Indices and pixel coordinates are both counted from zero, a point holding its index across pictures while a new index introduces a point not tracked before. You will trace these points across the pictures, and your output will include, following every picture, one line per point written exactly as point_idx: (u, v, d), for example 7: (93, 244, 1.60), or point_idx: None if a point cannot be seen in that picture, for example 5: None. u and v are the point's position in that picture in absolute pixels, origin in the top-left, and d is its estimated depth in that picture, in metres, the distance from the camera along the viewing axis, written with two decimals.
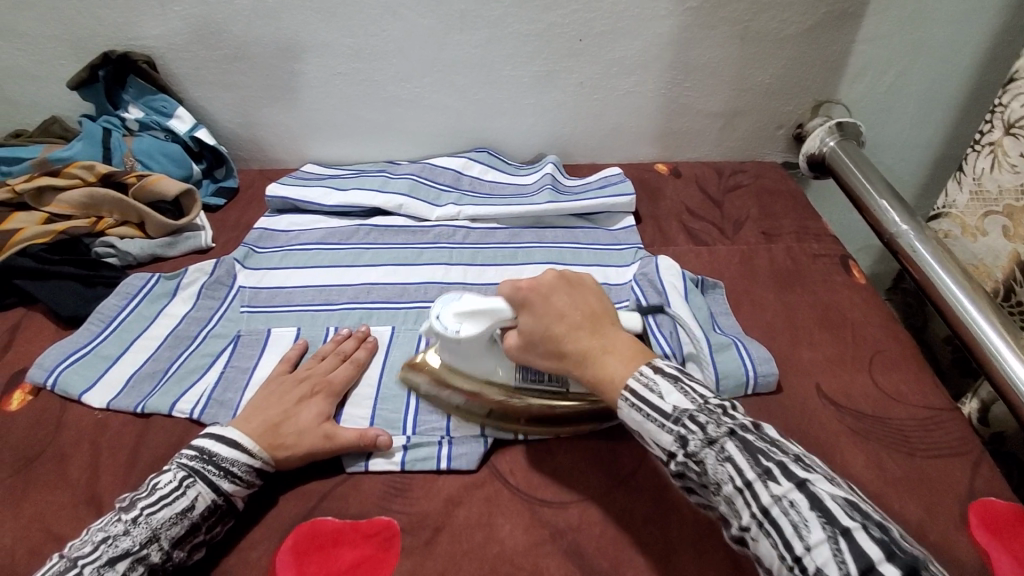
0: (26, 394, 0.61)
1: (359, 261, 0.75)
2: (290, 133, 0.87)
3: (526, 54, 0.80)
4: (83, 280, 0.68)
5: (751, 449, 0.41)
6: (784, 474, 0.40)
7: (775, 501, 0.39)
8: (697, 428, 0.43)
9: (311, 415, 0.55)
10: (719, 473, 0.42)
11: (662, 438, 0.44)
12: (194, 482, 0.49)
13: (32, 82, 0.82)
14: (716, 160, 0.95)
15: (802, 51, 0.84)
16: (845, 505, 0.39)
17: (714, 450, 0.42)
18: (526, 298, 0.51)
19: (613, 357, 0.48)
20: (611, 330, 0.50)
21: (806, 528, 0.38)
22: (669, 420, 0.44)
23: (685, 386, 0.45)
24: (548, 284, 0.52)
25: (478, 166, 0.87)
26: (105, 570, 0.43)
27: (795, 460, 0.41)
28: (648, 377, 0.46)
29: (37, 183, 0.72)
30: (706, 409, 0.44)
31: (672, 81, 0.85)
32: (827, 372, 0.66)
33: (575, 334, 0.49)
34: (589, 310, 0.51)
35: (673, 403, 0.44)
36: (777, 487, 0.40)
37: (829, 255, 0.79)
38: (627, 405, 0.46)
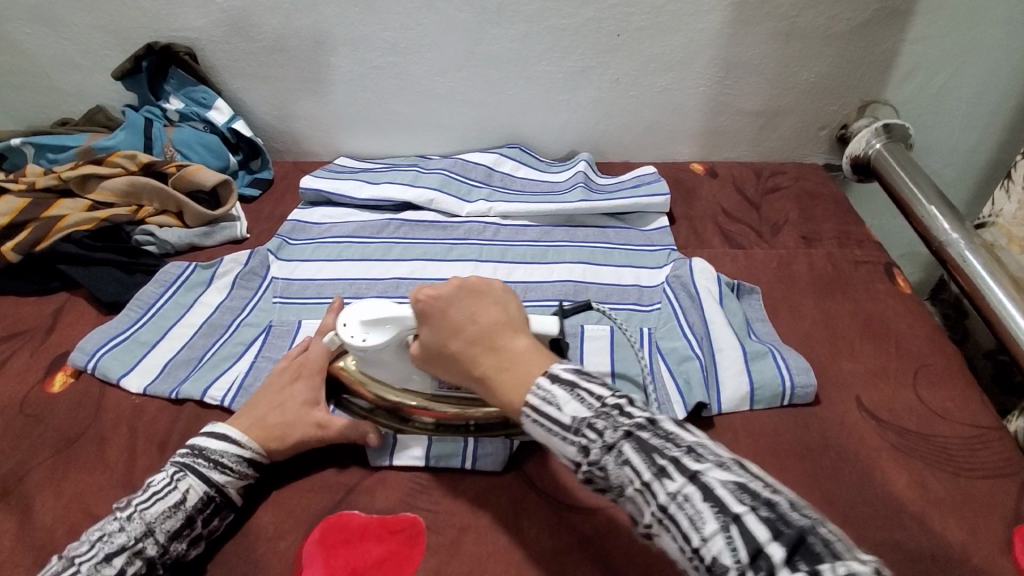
0: (69, 376, 0.62)
1: (389, 255, 0.75)
2: (324, 126, 0.87)
3: (562, 50, 0.79)
4: (124, 267, 0.70)
5: (645, 448, 0.39)
6: (676, 467, 0.38)
7: (671, 499, 0.37)
8: (594, 435, 0.41)
9: (297, 403, 0.55)
10: (620, 478, 0.40)
11: (566, 450, 0.42)
12: (184, 476, 0.50)
13: (78, 72, 0.84)
14: (754, 160, 0.92)
15: (850, 48, 0.81)
16: (737, 491, 0.36)
17: (612, 454, 0.40)
18: (425, 314, 0.49)
19: (511, 372, 0.46)
20: (511, 343, 0.47)
21: (701, 520, 0.36)
22: (569, 431, 0.42)
23: (580, 392, 0.42)
24: (447, 296, 0.49)
25: (510, 162, 0.86)
26: (103, 566, 0.44)
27: (687, 451, 0.39)
28: (544, 391, 0.43)
29: (81, 171, 0.74)
30: (604, 412, 0.41)
31: (711, 79, 0.83)
32: (868, 386, 0.63)
33: (472, 352, 0.47)
34: (489, 322, 0.48)
35: (570, 413, 0.42)
36: (671, 483, 0.37)
37: (872, 262, 0.76)
38: (529, 420, 0.44)
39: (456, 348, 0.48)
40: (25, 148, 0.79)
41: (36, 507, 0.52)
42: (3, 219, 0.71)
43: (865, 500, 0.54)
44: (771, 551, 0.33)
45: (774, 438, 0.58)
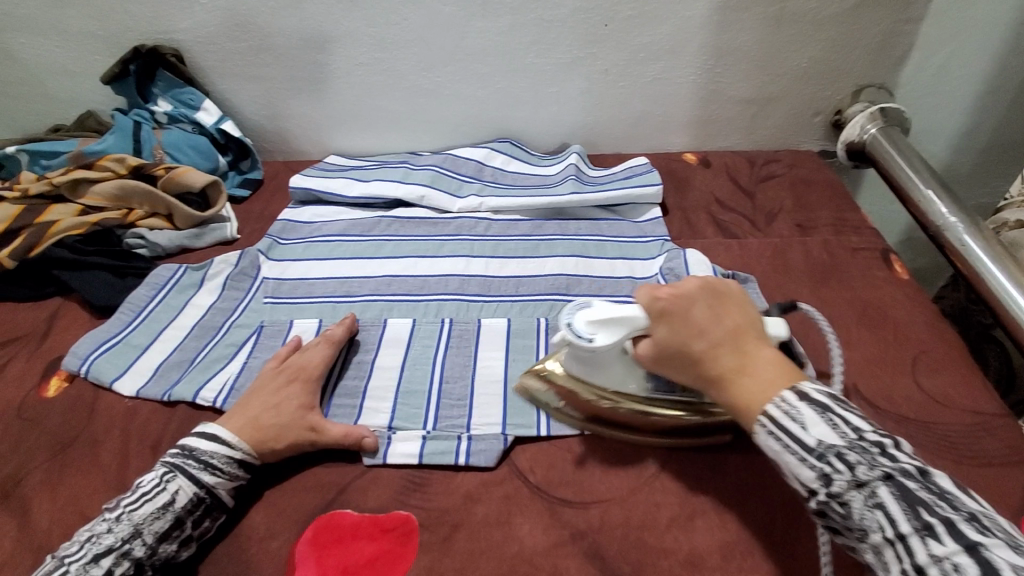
0: (63, 380, 0.63)
1: (380, 253, 0.75)
2: (314, 125, 0.87)
3: (550, 41, 0.78)
4: (115, 271, 0.70)
5: (911, 499, 0.36)
6: (952, 530, 0.35)
7: (933, 562, 0.34)
8: (844, 467, 0.38)
9: (292, 407, 0.55)
10: (866, 521, 0.37)
11: (801, 473, 0.40)
12: (174, 477, 0.50)
13: (67, 77, 0.84)
14: (749, 149, 0.91)
15: (843, 32, 0.79)
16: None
17: (862, 493, 0.38)
18: (664, 313, 0.47)
19: (750, 379, 0.43)
20: (758, 348, 0.45)
21: None
22: (811, 455, 0.39)
23: (835, 417, 0.40)
24: (684, 295, 0.47)
25: (501, 156, 0.85)
26: (90, 566, 0.45)
27: (966, 517, 0.35)
28: (789, 406, 0.41)
29: (72, 175, 0.74)
30: (858, 446, 0.39)
31: (702, 67, 0.82)
32: (867, 374, 0.62)
33: (722, 352, 0.45)
34: (727, 322, 0.46)
35: (818, 436, 0.40)
36: (939, 546, 0.35)
37: (869, 248, 0.75)
38: (764, 434, 0.42)
39: (705, 348, 0.45)
40: (19, 156, 0.80)
41: (32, 511, 0.52)
42: None
43: None
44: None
45: None
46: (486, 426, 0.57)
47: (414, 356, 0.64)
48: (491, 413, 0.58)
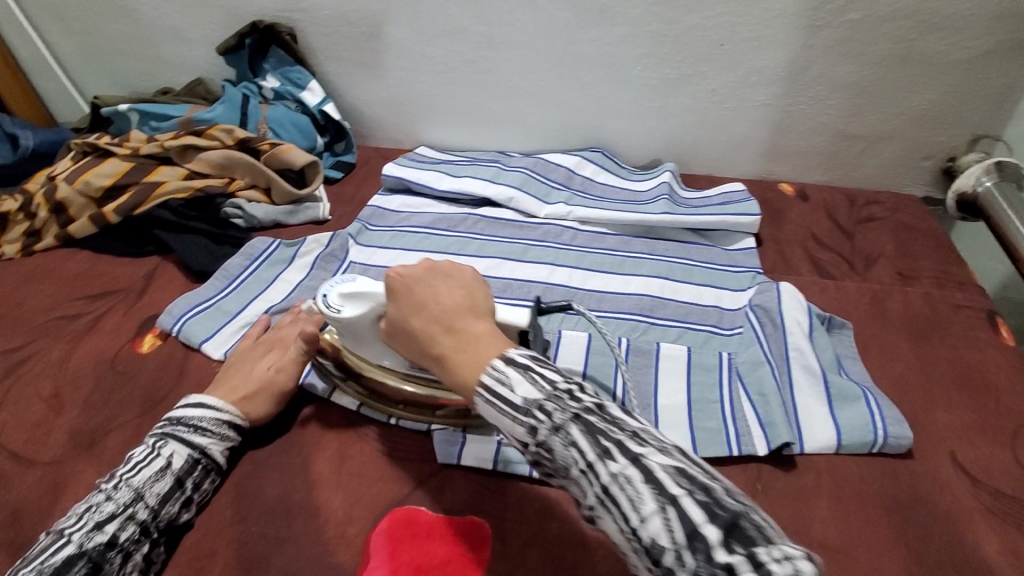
0: (157, 338, 0.65)
1: (465, 250, 0.75)
2: (409, 115, 0.88)
3: (661, 56, 0.77)
4: (213, 238, 0.73)
5: (593, 431, 0.37)
6: (621, 449, 0.36)
7: (612, 480, 0.36)
8: (545, 417, 0.38)
9: (263, 368, 0.58)
10: (565, 458, 0.38)
11: (515, 430, 0.40)
12: (166, 443, 0.51)
13: (184, 45, 0.87)
14: (847, 185, 0.88)
15: (970, 77, 0.75)
16: (675, 474, 0.35)
17: (559, 436, 0.38)
18: (397, 294, 0.47)
19: (468, 354, 0.42)
20: (473, 325, 0.44)
21: (640, 502, 0.35)
22: (519, 413, 0.39)
23: (534, 373, 0.39)
24: (417, 277, 0.47)
25: (592, 166, 0.84)
26: (94, 533, 0.45)
27: (631, 434, 0.37)
28: (499, 372, 0.40)
29: (183, 141, 0.76)
30: (556, 395, 0.39)
31: (813, 98, 0.79)
32: (964, 441, 0.59)
33: (429, 329, 0.44)
34: (442, 297, 0.45)
35: (522, 395, 0.39)
36: (613, 465, 0.36)
37: (974, 307, 0.71)
38: (482, 403, 0.40)
39: (417, 325, 0.45)
40: (131, 115, 0.83)
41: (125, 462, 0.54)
42: (106, 181, 0.74)
43: (955, 565, 0.50)
44: (706, 532, 0.33)
45: (862, 488, 0.55)
46: None
47: None
48: None
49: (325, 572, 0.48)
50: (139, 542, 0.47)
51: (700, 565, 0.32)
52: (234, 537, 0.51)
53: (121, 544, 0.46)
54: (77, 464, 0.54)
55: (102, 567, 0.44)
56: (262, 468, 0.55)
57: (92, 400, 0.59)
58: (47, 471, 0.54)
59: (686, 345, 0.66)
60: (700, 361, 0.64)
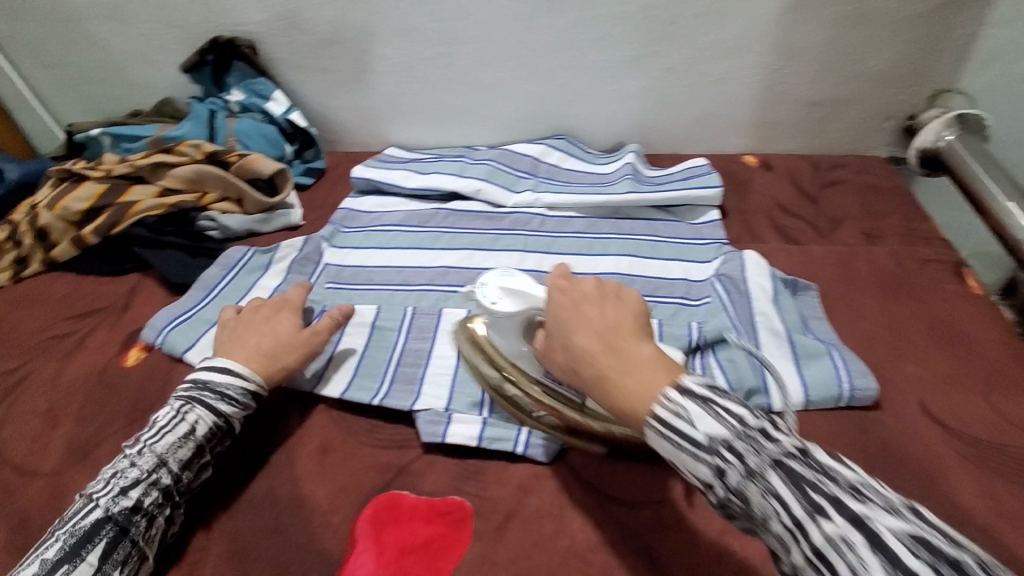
0: (142, 351, 0.66)
1: (436, 245, 0.77)
2: (376, 117, 0.89)
3: (614, 38, 0.78)
4: (189, 251, 0.74)
5: (796, 480, 0.34)
6: (839, 507, 0.32)
7: (827, 543, 0.32)
8: (734, 458, 0.35)
9: (288, 328, 0.60)
10: (763, 508, 0.34)
11: (697, 470, 0.37)
12: (192, 408, 0.53)
13: (149, 66, 0.89)
14: (811, 152, 0.89)
15: (923, 34, 0.75)
16: (912, 542, 0.30)
17: (756, 483, 0.34)
18: (563, 312, 0.45)
19: (635, 378, 0.39)
20: (636, 346, 0.41)
21: (864, 571, 0.30)
22: (700, 450, 0.36)
23: (716, 407, 0.37)
24: (578, 294, 0.46)
25: (556, 153, 0.86)
26: (120, 498, 0.47)
27: (850, 491, 0.33)
28: (674, 403, 0.37)
29: (153, 159, 0.78)
30: (745, 436, 0.36)
31: (768, 68, 0.80)
32: (934, 389, 0.60)
33: (600, 349, 0.42)
34: (613, 317, 0.43)
35: (705, 431, 0.36)
36: (830, 525, 0.32)
37: (941, 260, 0.72)
38: (655, 435, 0.38)
39: (588, 345, 0.42)
40: (103, 138, 0.85)
41: None
42: (82, 205, 0.76)
43: (925, 506, 0.51)
44: None
45: (833, 441, 0.56)
46: None
47: None
48: None
49: (314, 559, 0.50)
50: (163, 507, 0.49)
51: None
52: (226, 530, 0.52)
53: (146, 508, 0.48)
54: (72, 475, 0.56)
55: (127, 530, 0.47)
56: (247, 463, 0.57)
57: (84, 413, 0.61)
58: (47, 481, 0.55)
59: (656, 318, 0.67)
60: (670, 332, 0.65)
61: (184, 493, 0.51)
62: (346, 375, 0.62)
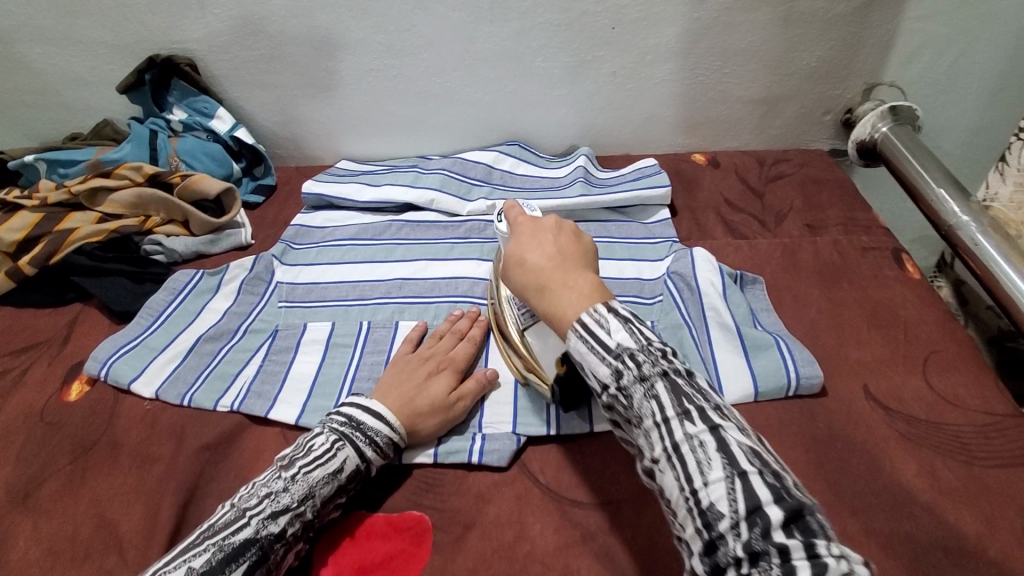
0: (84, 385, 0.64)
1: (391, 257, 0.76)
2: (325, 131, 0.88)
3: (558, 44, 0.79)
4: (133, 277, 0.72)
5: (676, 391, 0.39)
6: (702, 416, 0.38)
7: (686, 439, 0.38)
8: (633, 365, 0.41)
9: (442, 390, 0.58)
10: (642, 409, 0.40)
11: (600, 369, 0.42)
12: (344, 446, 0.51)
13: (86, 88, 0.86)
14: (756, 149, 0.91)
15: (853, 31, 0.78)
16: (749, 453, 0.37)
17: (643, 386, 0.40)
18: (522, 236, 0.52)
19: (569, 291, 0.45)
20: (574, 267, 0.47)
21: (708, 466, 0.37)
22: (609, 353, 0.41)
23: (634, 326, 0.41)
24: (537, 226, 0.52)
25: (509, 160, 0.86)
26: (270, 523, 0.46)
27: (715, 407, 0.39)
28: (599, 313, 0.42)
29: (90, 184, 0.75)
30: (649, 349, 0.41)
31: (709, 68, 0.82)
32: (877, 373, 0.62)
33: (548, 267, 0.48)
34: (561, 246, 0.50)
35: (618, 340, 0.41)
36: (692, 427, 0.38)
37: (881, 248, 0.75)
38: (575, 337, 0.43)
39: (540, 262, 0.48)
40: (38, 164, 0.82)
41: (60, 511, 0.53)
42: (17, 236, 0.73)
43: (872, 489, 0.53)
44: (768, 510, 0.35)
45: (781, 429, 0.58)
46: (500, 428, 0.58)
47: None
48: (502, 412, 0.60)
49: None
50: (297, 538, 0.48)
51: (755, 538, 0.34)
52: None
53: (286, 537, 0.47)
54: (12, 520, 0.53)
55: (268, 556, 0.46)
56: (198, 493, 0.54)
57: (24, 454, 0.58)
58: None
59: None
60: None
61: (314, 526, 0.50)
62: (301, 396, 0.60)
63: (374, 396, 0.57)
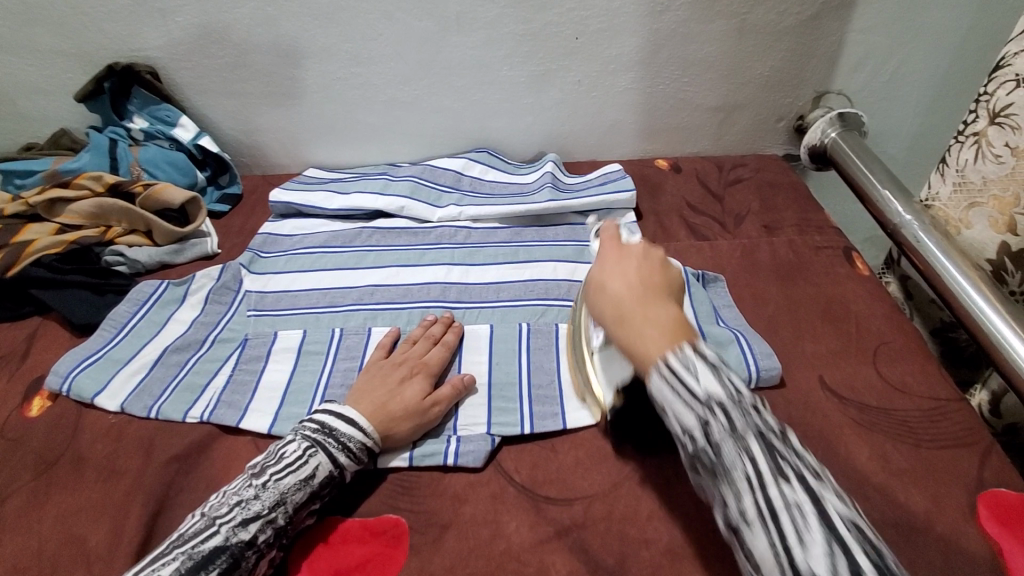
0: (46, 400, 0.62)
1: (362, 263, 0.76)
2: (293, 139, 0.88)
3: (524, 54, 0.81)
4: (94, 289, 0.70)
5: (773, 451, 0.39)
6: (797, 478, 0.38)
7: (784, 503, 0.37)
8: (725, 418, 0.40)
9: (416, 395, 0.58)
10: (734, 465, 0.39)
11: (686, 418, 0.41)
12: (316, 452, 0.51)
13: (40, 96, 0.84)
14: (715, 154, 0.95)
15: (802, 42, 0.83)
16: (849, 526, 0.36)
17: (737, 444, 0.39)
18: (605, 259, 0.52)
19: (654, 328, 0.44)
20: (657, 302, 0.46)
21: (808, 532, 0.36)
22: (699, 402, 0.40)
23: (723, 373, 0.41)
24: (626, 253, 0.51)
25: (478, 166, 0.87)
26: (240, 530, 0.46)
27: (811, 471, 0.39)
28: (686, 357, 0.41)
29: (48, 195, 0.73)
30: (740, 405, 0.40)
31: (668, 77, 0.85)
32: (832, 365, 0.65)
33: (630, 297, 0.47)
34: (646, 276, 0.49)
35: (706, 388, 0.40)
36: (790, 490, 0.37)
37: (833, 247, 0.79)
38: (660, 379, 0.42)
39: (621, 291, 0.48)
40: None
41: (20, 531, 0.51)
42: None
43: (828, 473, 0.56)
44: None
45: None
46: (473, 430, 0.59)
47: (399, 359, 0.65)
48: (476, 414, 0.60)
49: None
50: (269, 546, 0.48)
51: None
52: None
53: (259, 545, 0.47)
54: None
55: (239, 564, 0.45)
56: (169, 505, 0.53)
57: None
58: None
59: None
60: None
61: (288, 535, 0.50)
62: (273, 405, 0.60)
63: (347, 402, 0.57)
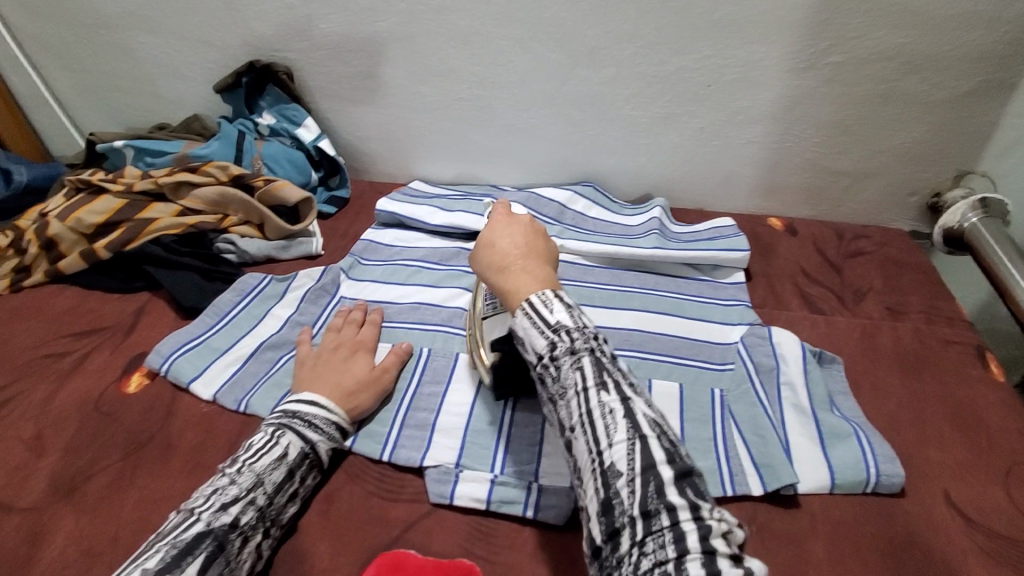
0: (144, 377, 0.63)
1: (456, 284, 0.75)
2: (404, 151, 0.89)
3: (650, 95, 0.78)
4: (204, 274, 0.73)
5: (599, 365, 0.42)
6: (617, 387, 0.41)
7: (599, 407, 0.40)
8: (568, 339, 0.43)
9: (364, 369, 0.61)
10: (569, 380, 0.42)
11: (537, 342, 0.44)
12: (284, 433, 0.52)
13: (181, 81, 0.88)
14: (834, 220, 0.89)
15: (953, 117, 0.76)
16: (651, 423, 0.40)
17: (571, 359, 0.42)
18: (493, 223, 0.54)
19: (527, 276, 0.48)
20: (528, 260, 0.49)
21: (614, 431, 0.39)
22: (549, 328, 0.43)
23: (576, 311, 0.44)
24: (513, 219, 0.55)
25: (583, 201, 0.85)
26: (220, 513, 0.46)
27: (628, 382, 0.42)
28: (546, 296, 0.45)
29: (176, 178, 0.76)
30: (584, 331, 0.43)
31: (798, 136, 0.80)
32: (958, 479, 0.58)
33: (515, 253, 0.50)
34: (532, 241, 0.52)
35: (558, 318, 0.44)
36: (606, 396, 0.40)
37: (964, 343, 0.71)
38: (522, 315, 0.45)
39: (507, 248, 0.51)
40: (125, 151, 0.83)
41: (105, 510, 0.52)
42: (97, 218, 0.74)
43: None
44: (662, 471, 0.37)
45: (857, 529, 0.54)
46: (557, 481, 0.55)
47: (484, 394, 0.62)
48: (560, 465, 0.56)
49: None
50: (254, 529, 0.47)
51: (651, 497, 0.36)
52: None
53: (242, 527, 0.46)
54: (56, 512, 0.52)
55: (224, 547, 0.44)
56: None
57: (76, 443, 0.57)
58: (26, 517, 0.52)
59: (678, 381, 0.65)
60: (694, 397, 0.64)
61: (274, 521, 0.49)
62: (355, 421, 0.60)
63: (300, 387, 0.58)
